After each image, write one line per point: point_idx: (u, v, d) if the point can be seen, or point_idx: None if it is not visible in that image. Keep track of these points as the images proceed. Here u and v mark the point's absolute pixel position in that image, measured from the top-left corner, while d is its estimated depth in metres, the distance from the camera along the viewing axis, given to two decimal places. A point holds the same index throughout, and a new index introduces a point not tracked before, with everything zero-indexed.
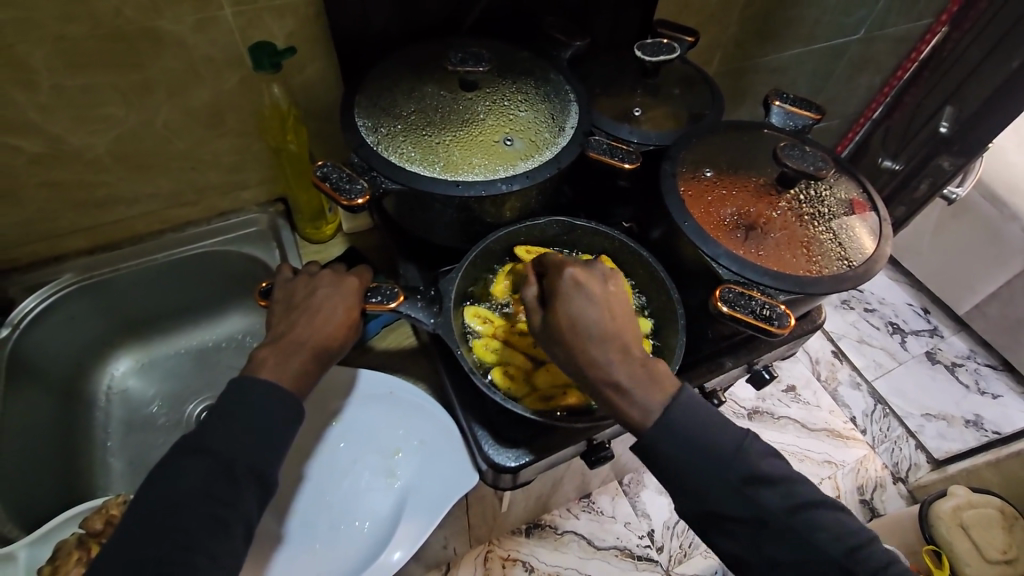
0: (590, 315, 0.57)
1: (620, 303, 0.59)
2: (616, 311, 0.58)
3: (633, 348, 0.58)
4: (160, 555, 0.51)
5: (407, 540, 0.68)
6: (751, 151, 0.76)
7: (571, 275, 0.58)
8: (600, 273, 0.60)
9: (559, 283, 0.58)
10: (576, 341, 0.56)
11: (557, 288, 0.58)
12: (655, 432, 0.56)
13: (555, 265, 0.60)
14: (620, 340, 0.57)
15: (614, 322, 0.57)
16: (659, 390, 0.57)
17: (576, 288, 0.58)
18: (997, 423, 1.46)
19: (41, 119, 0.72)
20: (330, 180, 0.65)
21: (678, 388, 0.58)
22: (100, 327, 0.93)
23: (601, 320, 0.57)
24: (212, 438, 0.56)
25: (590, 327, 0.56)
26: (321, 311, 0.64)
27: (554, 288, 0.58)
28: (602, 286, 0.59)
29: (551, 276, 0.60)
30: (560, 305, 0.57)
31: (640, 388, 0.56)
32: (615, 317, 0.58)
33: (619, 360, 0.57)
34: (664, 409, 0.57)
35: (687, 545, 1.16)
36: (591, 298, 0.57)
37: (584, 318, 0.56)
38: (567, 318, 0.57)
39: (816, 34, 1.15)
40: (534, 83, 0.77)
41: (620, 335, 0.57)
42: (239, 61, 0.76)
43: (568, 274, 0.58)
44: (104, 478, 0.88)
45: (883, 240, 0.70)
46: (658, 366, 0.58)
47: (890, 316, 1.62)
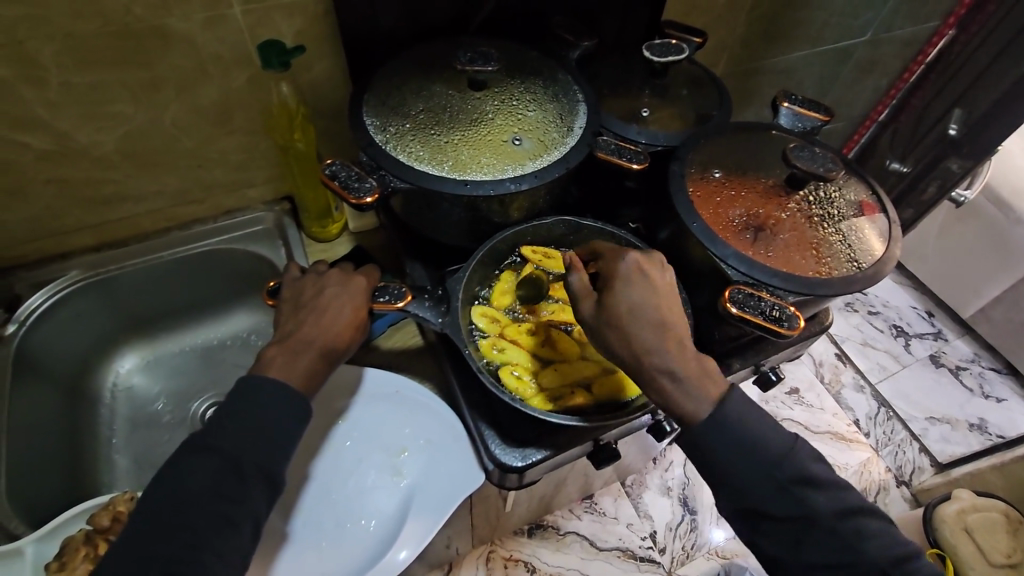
0: (647, 301, 0.59)
1: (676, 296, 0.61)
2: (673, 300, 0.60)
3: (687, 340, 0.59)
4: (168, 553, 0.51)
5: (413, 540, 0.68)
6: (759, 152, 0.76)
7: (633, 262, 0.61)
8: (660, 267, 0.63)
9: (619, 270, 0.61)
10: (634, 323, 0.58)
11: (618, 273, 0.61)
12: (700, 425, 0.56)
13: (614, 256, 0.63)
14: (676, 330, 0.58)
15: (671, 310, 0.59)
16: (708, 386, 0.57)
17: (636, 276, 0.61)
18: (1001, 426, 1.46)
19: (50, 116, 0.72)
20: (338, 178, 0.65)
21: (728, 389, 0.58)
22: (107, 324, 0.93)
23: (657, 306, 0.59)
24: (221, 436, 0.56)
25: (649, 311, 0.58)
26: (329, 310, 0.64)
27: (614, 275, 0.61)
28: (660, 277, 0.61)
29: (610, 266, 0.62)
30: (620, 289, 0.59)
31: (692, 378, 0.57)
32: (671, 305, 0.60)
33: (675, 347, 0.57)
34: (714, 404, 0.57)
35: (690, 547, 1.15)
36: (650, 285, 0.60)
37: (643, 303, 0.58)
38: (625, 301, 0.58)
39: (823, 35, 1.15)
40: (543, 82, 0.77)
41: (676, 325, 0.59)
42: (247, 59, 0.76)
43: (630, 262, 0.61)
44: (108, 475, 0.88)
45: (893, 242, 0.70)
46: (707, 362, 0.59)
47: (895, 318, 1.62)
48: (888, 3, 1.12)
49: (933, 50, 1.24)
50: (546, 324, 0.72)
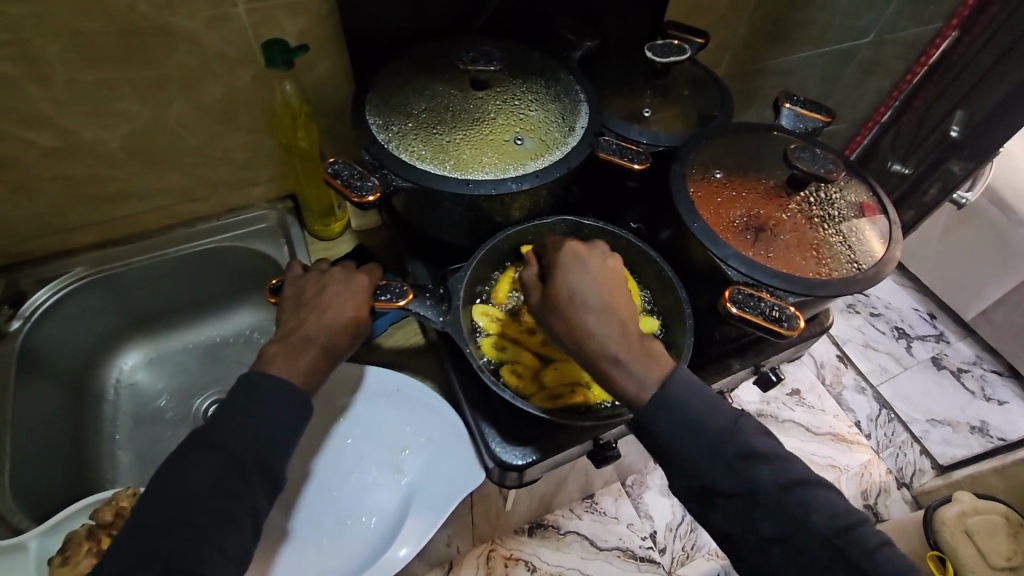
0: (588, 286, 0.59)
1: (618, 280, 0.62)
2: (613, 284, 0.61)
3: (630, 323, 0.59)
4: (170, 547, 0.52)
5: (413, 537, 0.68)
6: (761, 153, 0.76)
7: (570, 249, 0.61)
8: (600, 252, 0.63)
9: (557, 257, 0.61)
10: (573, 310, 0.58)
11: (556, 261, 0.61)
12: (687, 423, 0.57)
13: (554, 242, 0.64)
14: (619, 314, 0.59)
15: (614, 294, 0.60)
16: (654, 368, 0.58)
17: (575, 262, 0.61)
18: (1002, 429, 1.46)
19: (55, 113, 0.72)
20: (341, 177, 0.65)
21: (674, 368, 0.58)
22: (110, 321, 0.94)
23: (597, 291, 0.59)
24: (223, 432, 0.56)
25: (588, 298, 0.58)
26: (331, 308, 0.64)
27: (553, 263, 0.61)
28: (600, 262, 0.62)
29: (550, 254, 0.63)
30: (558, 276, 0.60)
31: (634, 361, 0.57)
32: (612, 290, 0.60)
33: (615, 332, 0.58)
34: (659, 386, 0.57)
35: (689, 547, 1.15)
36: (589, 271, 0.60)
37: (581, 288, 0.59)
38: (564, 287, 0.59)
39: (826, 37, 1.15)
40: (545, 82, 0.77)
41: (617, 308, 0.59)
42: (251, 58, 0.76)
43: (568, 248, 0.61)
44: (111, 471, 0.89)
45: (893, 244, 0.70)
46: (651, 345, 0.59)
47: (896, 320, 1.62)
48: (891, 3, 1.12)
49: (936, 52, 1.23)
50: None
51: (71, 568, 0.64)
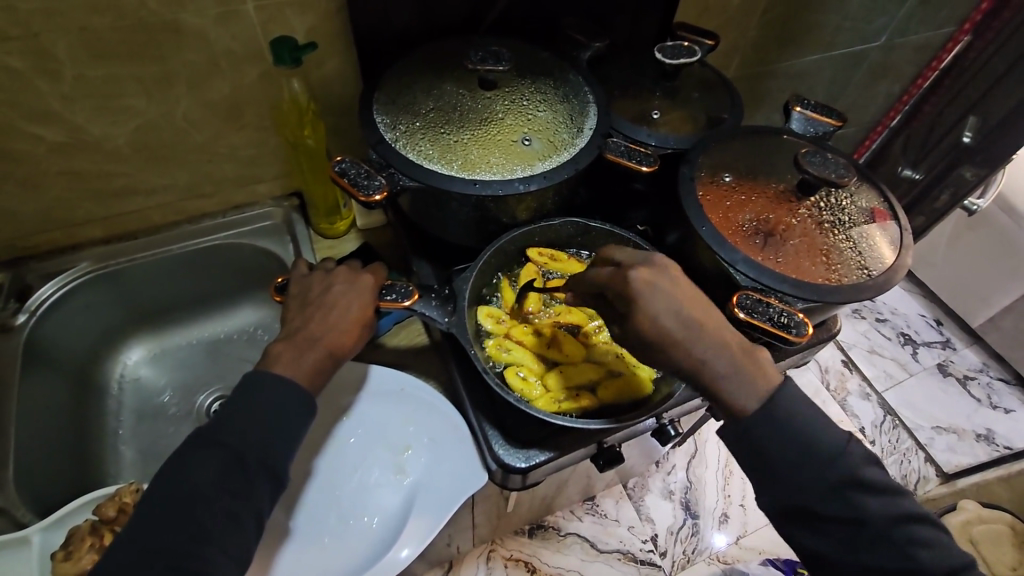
0: (672, 315, 0.55)
1: (699, 299, 0.58)
2: (695, 300, 0.57)
3: (725, 339, 0.57)
4: (175, 545, 0.52)
5: (415, 538, 0.68)
6: (771, 157, 0.76)
7: (639, 278, 0.56)
8: (663, 269, 0.58)
9: (627, 288, 0.57)
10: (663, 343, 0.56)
11: (630, 293, 0.56)
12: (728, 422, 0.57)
13: (612, 273, 0.59)
14: (710, 334, 0.56)
15: (701, 315, 0.56)
16: (762, 376, 0.57)
17: (649, 288, 0.56)
18: (1009, 437, 1.44)
19: (63, 108, 0.72)
20: (348, 175, 0.65)
21: (781, 379, 0.58)
22: (116, 316, 0.94)
23: (683, 318, 0.56)
24: (227, 430, 0.56)
25: (674, 329, 0.55)
26: (337, 307, 0.64)
27: (624, 290, 0.57)
28: (670, 281, 0.57)
29: (614, 282, 0.58)
30: (638, 311, 0.55)
31: (742, 375, 0.56)
32: (698, 312, 0.56)
33: (716, 354, 0.56)
34: (769, 398, 0.57)
35: (690, 552, 1.15)
36: (668, 295, 0.56)
37: (671, 319, 0.55)
38: (651, 318, 0.55)
39: (836, 41, 1.14)
40: (553, 83, 0.77)
41: (708, 326, 0.56)
42: (259, 55, 0.76)
43: (637, 276, 0.56)
44: (114, 466, 0.89)
45: (904, 250, 0.69)
46: (757, 353, 0.58)
47: (902, 326, 1.61)
48: (903, 7, 1.11)
49: (947, 57, 1.23)
50: (555, 325, 0.72)
51: (73, 564, 0.64)
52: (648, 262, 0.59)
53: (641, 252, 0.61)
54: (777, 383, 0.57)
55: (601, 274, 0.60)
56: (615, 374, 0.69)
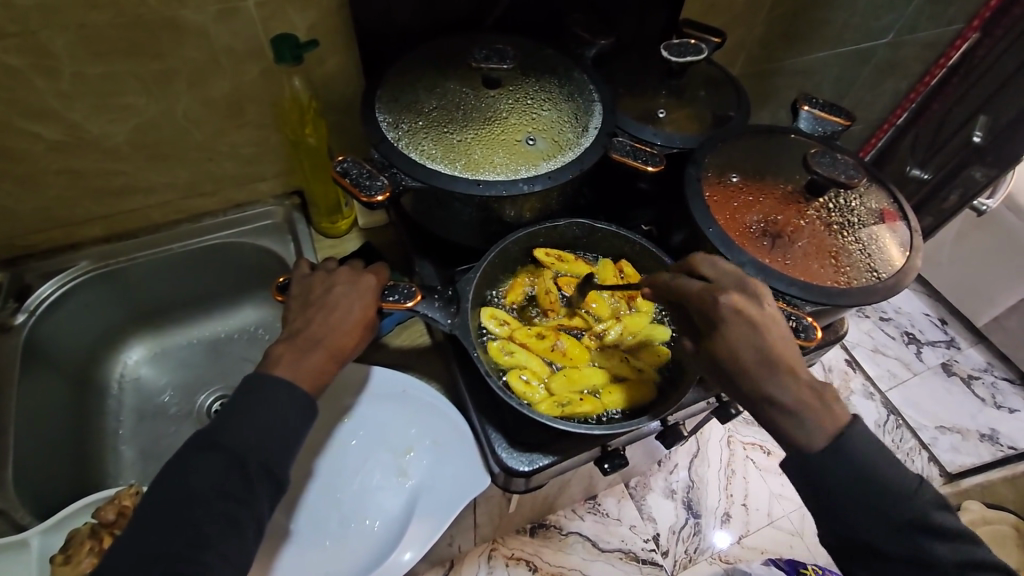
0: (750, 345, 0.55)
1: (785, 334, 0.56)
2: (779, 332, 0.55)
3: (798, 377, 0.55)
4: (174, 549, 0.51)
5: (417, 541, 0.67)
6: (778, 156, 0.75)
7: (731, 304, 0.56)
8: (755, 297, 0.57)
9: (712, 312, 0.56)
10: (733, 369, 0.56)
11: (718, 317, 0.56)
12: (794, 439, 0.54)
13: (701, 292, 0.58)
14: (779, 366, 0.55)
15: (778, 345, 0.55)
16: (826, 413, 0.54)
17: (735, 317, 0.55)
18: (1013, 438, 1.43)
19: (61, 106, 0.71)
20: (350, 175, 0.64)
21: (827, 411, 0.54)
22: (115, 316, 0.93)
23: (763, 351, 0.55)
24: (227, 434, 0.55)
25: (749, 360, 0.55)
26: (339, 308, 0.63)
27: (712, 313, 0.56)
28: (762, 313, 0.56)
29: (701, 307, 0.58)
30: (718, 337, 0.56)
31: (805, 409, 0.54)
32: (782, 349, 0.55)
33: (783, 386, 0.54)
34: (833, 435, 0.53)
35: (693, 551, 1.14)
36: (754, 328, 0.55)
37: (750, 350, 0.55)
38: (729, 345, 0.55)
39: (844, 38, 1.13)
40: (558, 81, 0.76)
41: (782, 357, 0.55)
42: (260, 52, 0.75)
43: (728, 298, 0.56)
44: (114, 467, 0.88)
45: (913, 252, 0.68)
46: (829, 390, 0.55)
47: (906, 325, 1.59)
48: (912, 4, 1.10)
49: (956, 53, 1.22)
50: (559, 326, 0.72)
51: (72, 567, 0.64)
52: (743, 288, 0.58)
53: (736, 274, 0.59)
54: (843, 422, 0.54)
55: (691, 287, 0.59)
56: (618, 378, 0.69)
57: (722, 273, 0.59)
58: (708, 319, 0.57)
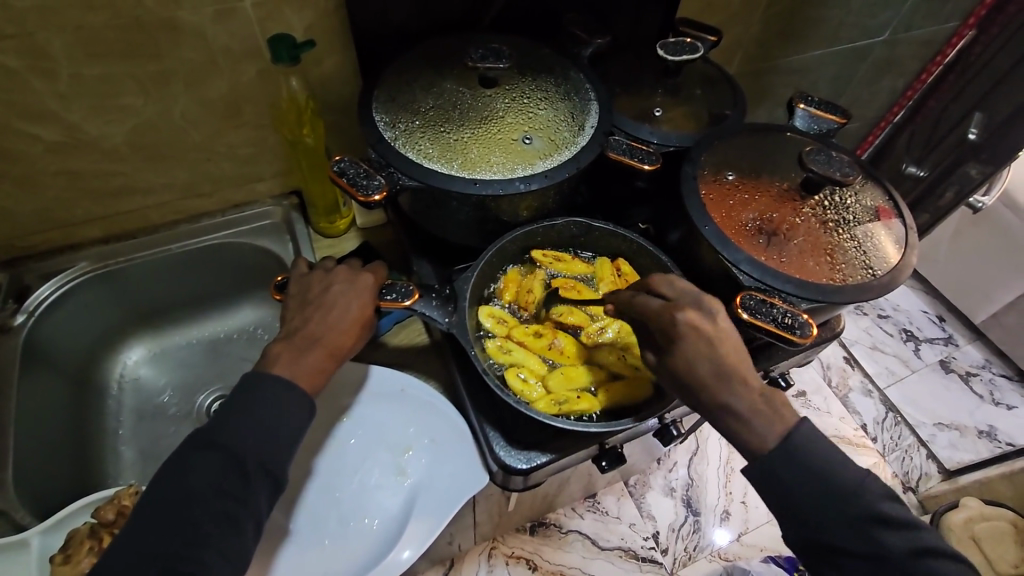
0: (706, 360, 0.56)
1: (739, 346, 0.58)
2: (733, 346, 0.57)
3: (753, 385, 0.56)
4: (172, 547, 0.51)
5: (416, 539, 0.68)
6: (774, 154, 0.75)
7: (686, 320, 0.57)
8: (710, 313, 0.59)
9: (671, 327, 0.58)
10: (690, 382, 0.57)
11: (674, 333, 0.58)
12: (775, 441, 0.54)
13: (659, 308, 0.59)
14: (734, 378, 0.56)
15: (734, 359, 0.57)
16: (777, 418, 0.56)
17: (691, 331, 0.57)
18: (1011, 434, 1.44)
19: (60, 107, 0.72)
20: (347, 175, 0.64)
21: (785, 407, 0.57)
22: (114, 316, 0.93)
23: (718, 365, 0.56)
24: (224, 433, 0.56)
25: (705, 373, 0.56)
26: (336, 307, 0.64)
27: (668, 328, 0.58)
28: (717, 328, 0.57)
29: (659, 322, 0.59)
30: (675, 352, 0.57)
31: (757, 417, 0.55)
32: (737, 360, 0.57)
33: (738, 397, 0.56)
34: (783, 435, 0.55)
35: (692, 548, 1.15)
36: (709, 342, 0.57)
37: (707, 363, 0.56)
38: (685, 359, 0.57)
39: (840, 35, 1.13)
40: (554, 80, 0.76)
41: (737, 370, 0.56)
42: (257, 52, 0.75)
43: (684, 314, 0.57)
44: (114, 467, 0.89)
45: (909, 249, 0.68)
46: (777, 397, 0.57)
47: (904, 322, 1.60)
48: (908, 2, 1.10)
49: (952, 52, 1.23)
50: (553, 326, 0.72)
51: (72, 567, 0.64)
52: (698, 303, 0.59)
53: (692, 290, 0.61)
54: (791, 423, 0.55)
55: (650, 305, 0.60)
56: (615, 377, 0.69)
57: (677, 289, 0.61)
58: (666, 335, 0.58)
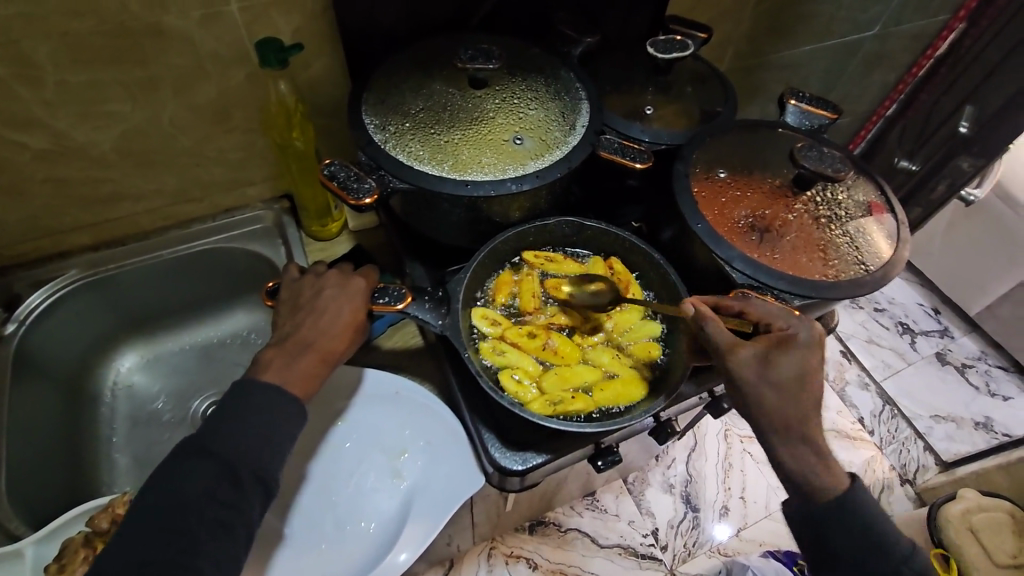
0: (806, 375, 0.60)
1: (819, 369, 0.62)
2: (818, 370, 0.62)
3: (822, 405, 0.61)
4: (164, 556, 0.51)
5: (413, 542, 0.67)
6: (766, 151, 0.75)
7: (814, 331, 0.61)
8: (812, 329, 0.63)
9: (801, 333, 0.60)
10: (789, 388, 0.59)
11: (798, 339, 0.60)
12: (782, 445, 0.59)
13: (785, 313, 0.62)
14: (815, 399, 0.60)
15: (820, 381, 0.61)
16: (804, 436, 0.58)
17: (811, 345, 0.60)
18: (1007, 425, 1.45)
19: (46, 114, 0.71)
20: (337, 179, 0.64)
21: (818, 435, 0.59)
22: (107, 323, 0.93)
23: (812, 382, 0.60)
24: (216, 439, 0.55)
25: (804, 387, 0.59)
26: (327, 312, 0.63)
27: (796, 333, 0.60)
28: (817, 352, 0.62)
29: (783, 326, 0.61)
30: (794, 356, 0.59)
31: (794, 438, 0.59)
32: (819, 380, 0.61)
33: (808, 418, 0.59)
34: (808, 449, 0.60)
35: (691, 545, 1.15)
36: (817, 359, 0.61)
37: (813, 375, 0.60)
38: (800, 367, 0.59)
39: (832, 30, 1.13)
40: (545, 80, 0.76)
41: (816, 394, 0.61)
42: (245, 56, 0.74)
43: (814, 325, 0.61)
44: (108, 475, 0.88)
45: (901, 244, 0.68)
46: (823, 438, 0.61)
47: (900, 315, 1.60)
48: None
49: (943, 44, 1.21)
50: (546, 326, 0.72)
51: None
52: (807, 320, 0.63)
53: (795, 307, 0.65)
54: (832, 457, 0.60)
55: (778, 307, 0.62)
56: (609, 376, 0.69)
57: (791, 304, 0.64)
58: (783, 338, 0.60)
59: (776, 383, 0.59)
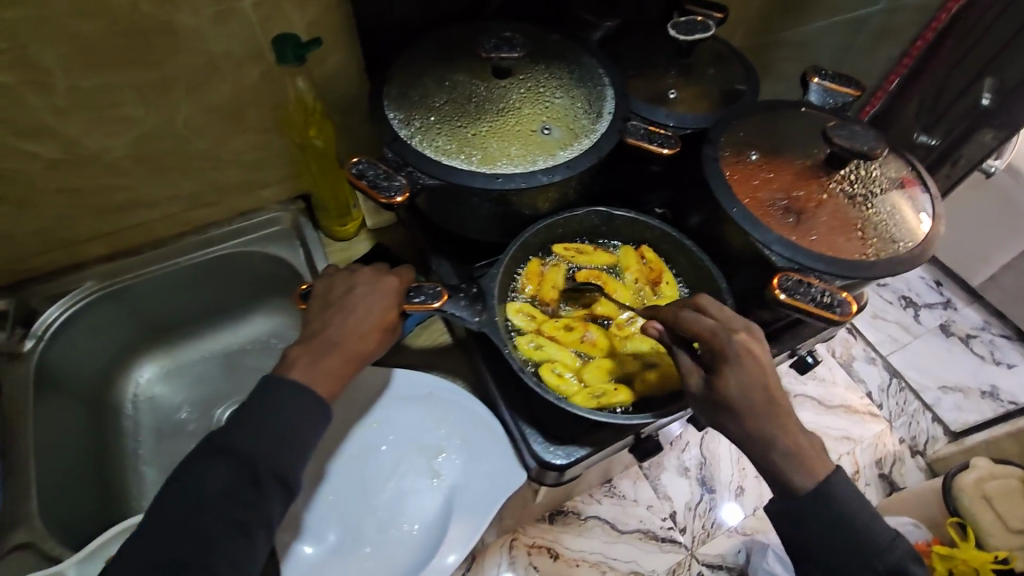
0: (755, 388, 0.56)
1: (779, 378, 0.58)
2: (776, 376, 0.58)
3: (792, 411, 0.58)
4: (192, 564, 0.50)
5: (460, 543, 0.66)
6: (794, 130, 0.74)
7: (742, 342, 0.57)
8: (755, 334, 0.59)
9: (726, 349, 0.57)
10: (739, 407, 0.56)
11: (726, 355, 0.57)
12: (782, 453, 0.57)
13: (715, 327, 0.58)
14: (779, 411, 0.57)
15: (781, 394, 0.57)
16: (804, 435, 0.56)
17: (747, 356, 0.57)
18: (1013, 393, 1.46)
19: (57, 122, 0.68)
20: (367, 177, 0.62)
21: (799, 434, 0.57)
22: (126, 334, 0.91)
23: (764, 394, 0.56)
24: (246, 448, 0.54)
25: (756, 402, 0.56)
26: (357, 311, 0.62)
27: (721, 350, 0.57)
28: (765, 357, 0.58)
29: (713, 343, 0.58)
30: (728, 374, 0.56)
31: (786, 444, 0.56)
32: (778, 387, 0.57)
33: (780, 430, 0.56)
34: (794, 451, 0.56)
35: (710, 526, 1.16)
36: (760, 367, 0.57)
37: (758, 390, 0.56)
38: (737, 385, 0.56)
39: (841, 6, 1.12)
40: (568, 67, 0.74)
41: (782, 405, 0.57)
42: (260, 53, 0.72)
43: (738, 336, 0.57)
44: (137, 490, 0.86)
45: (938, 219, 0.68)
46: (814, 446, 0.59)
47: (903, 289, 1.61)
48: None
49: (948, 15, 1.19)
50: (577, 319, 0.71)
51: None
52: (749, 329, 0.60)
53: (735, 313, 0.61)
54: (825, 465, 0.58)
55: (703, 323, 0.59)
56: (647, 367, 0.68)
57: (725, 312, 0.60)
58: (716, 356, 0.57)
59: (728, 408, 0.56)
